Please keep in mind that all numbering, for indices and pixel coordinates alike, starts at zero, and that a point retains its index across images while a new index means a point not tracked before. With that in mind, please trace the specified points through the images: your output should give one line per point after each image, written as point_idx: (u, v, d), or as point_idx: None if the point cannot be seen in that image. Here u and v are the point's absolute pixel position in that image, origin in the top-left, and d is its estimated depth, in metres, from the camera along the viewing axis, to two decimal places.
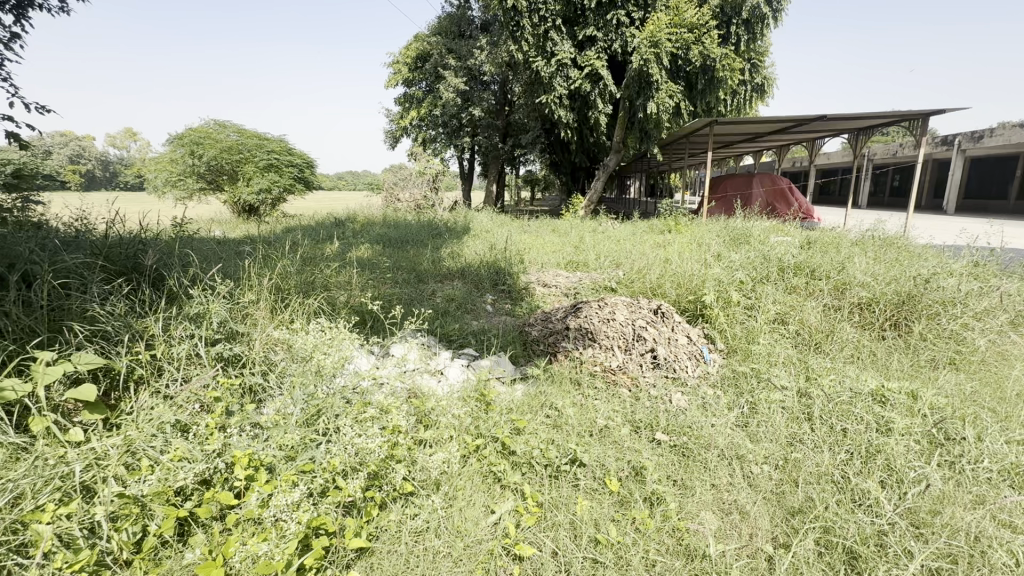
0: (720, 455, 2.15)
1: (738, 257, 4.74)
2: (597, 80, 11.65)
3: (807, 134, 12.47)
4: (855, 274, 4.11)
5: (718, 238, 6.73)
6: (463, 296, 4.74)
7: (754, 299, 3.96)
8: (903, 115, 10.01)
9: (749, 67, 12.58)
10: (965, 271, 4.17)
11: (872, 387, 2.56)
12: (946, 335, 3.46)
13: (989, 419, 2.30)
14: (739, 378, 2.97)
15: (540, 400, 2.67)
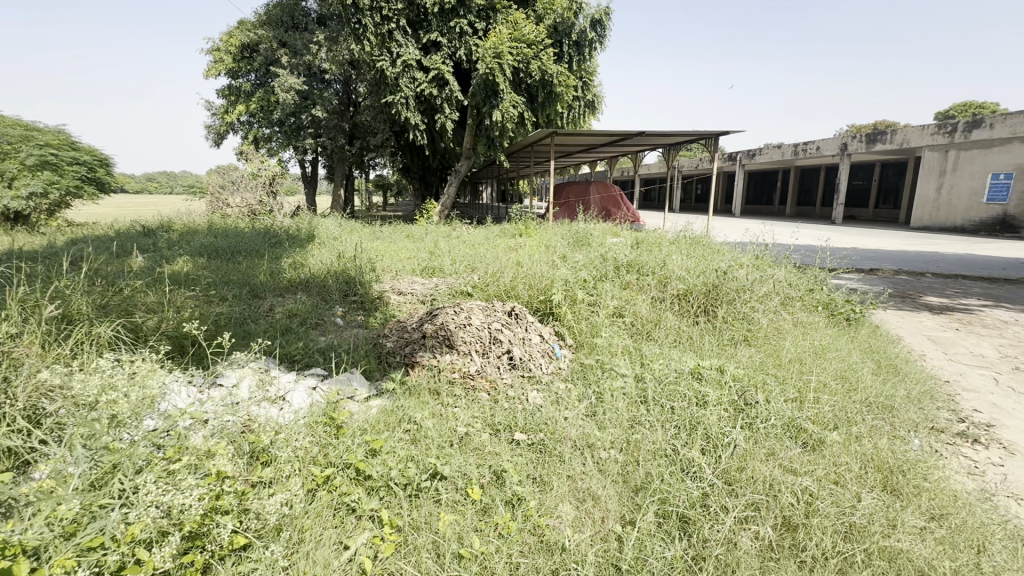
0: (573, 446, 2.28)
1: (581, 258, 5.16)
2: (442, 86, 11.73)
3: (631, 147, 14.16)
4: (673, 270, 4.76)
5: (563, 240, 7.27)
6: (308, 311, 4.33)
7: (596, 295, 4.33)
8: (700, 134, 11.96)
9: (581, 84, 13.85)
10: (749, 263, 5.11)
11: (690, 367, 2.97)
12: (740, 316, 4.19)
13: (773, 383, 2.82)
14: (587, 370, 3.21)
15: (397, 416, 2.54)
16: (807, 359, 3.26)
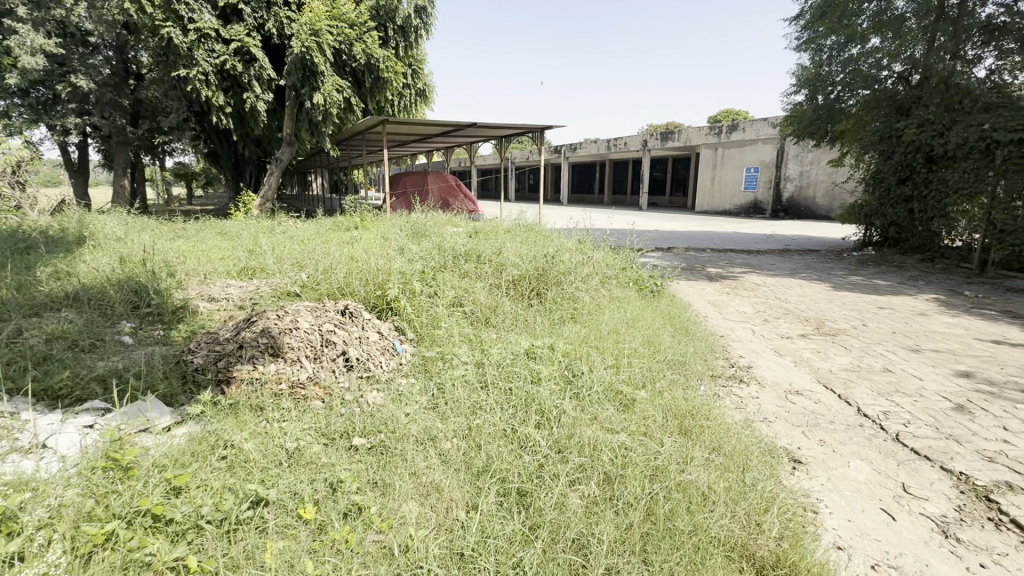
0: (415, 442, 2.24)
1: (418, 249, 5.09)
2: (249, 62, 10.40)
3: (465, 138, 14.38)
4: (508, 257, 4.98)
5: (401, 231, 7.08)
6: (80, 331, 3.48)
7: (435, 286, 4.31)
8: (527, 127, 12.71)
9: (410, 72, 13.56)
10: (574, 247, 5.62)
11: (526, 347, 3.16)
12: (567, 296, 4.58)
13: (595, 355, 3.15)
14: (428, 362, 3.18)
15: (210, 442, 2.20)
16: (621, 329, 3.72)
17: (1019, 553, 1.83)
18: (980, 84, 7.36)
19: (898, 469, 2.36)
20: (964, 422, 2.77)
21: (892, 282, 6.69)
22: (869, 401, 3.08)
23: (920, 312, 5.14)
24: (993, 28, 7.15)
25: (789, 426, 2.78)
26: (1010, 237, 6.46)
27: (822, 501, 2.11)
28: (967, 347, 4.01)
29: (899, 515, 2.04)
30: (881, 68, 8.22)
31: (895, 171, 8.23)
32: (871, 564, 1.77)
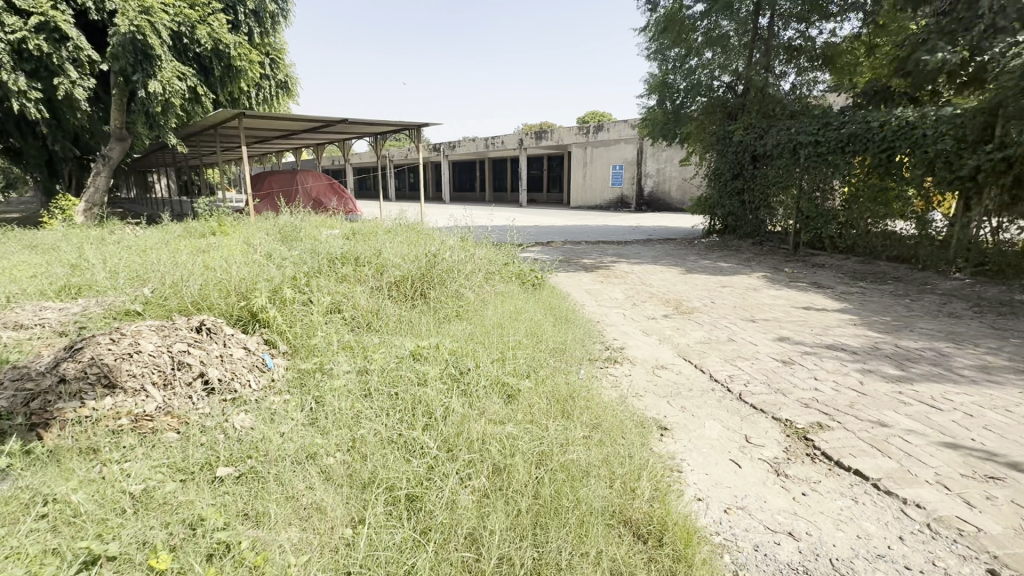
0: (291, 462, 2.07)
1: (288, 254, 4.70)
2: (59, 40, 8.65)
3: (335, 135, 13.59)
4: (389, 258, 4.82)
5: (268, 235, 6.48)
6: None
7: (309, 292, 4.01)
8: (402, 125, 12.40)
9: (268, 61, 12.41)
10: (456, 245, 5.62)
11: (410, 350, 3.08)
12: (451, 294, 4.58)
13: (481, 350, 3.19)
14: (305, 376, 2.96)
15: (23, 500, 1.81)
16: (505, 323, 3.81)
17: (828, 477, 2.24)
18: (788, 94, 9.02)
19: (742, 423, 2.76)
20: (788, 376, 3.33)
21: (732, 264, 7.74)
22: (719, 368, 3.54)
23: (753, 288, 6.04)
24: (795, 48, 8.87)
25: (657, 398, 3.10)
26: (813, 222, 7.85)
27: (685, 461, 2.38)
28: (788, 314, 4.81)
29: (743, 462, 2.38)
30: (714, 78, 9.50)
31: (730, 168, 9.56)
32: (724, 508, 2.04)
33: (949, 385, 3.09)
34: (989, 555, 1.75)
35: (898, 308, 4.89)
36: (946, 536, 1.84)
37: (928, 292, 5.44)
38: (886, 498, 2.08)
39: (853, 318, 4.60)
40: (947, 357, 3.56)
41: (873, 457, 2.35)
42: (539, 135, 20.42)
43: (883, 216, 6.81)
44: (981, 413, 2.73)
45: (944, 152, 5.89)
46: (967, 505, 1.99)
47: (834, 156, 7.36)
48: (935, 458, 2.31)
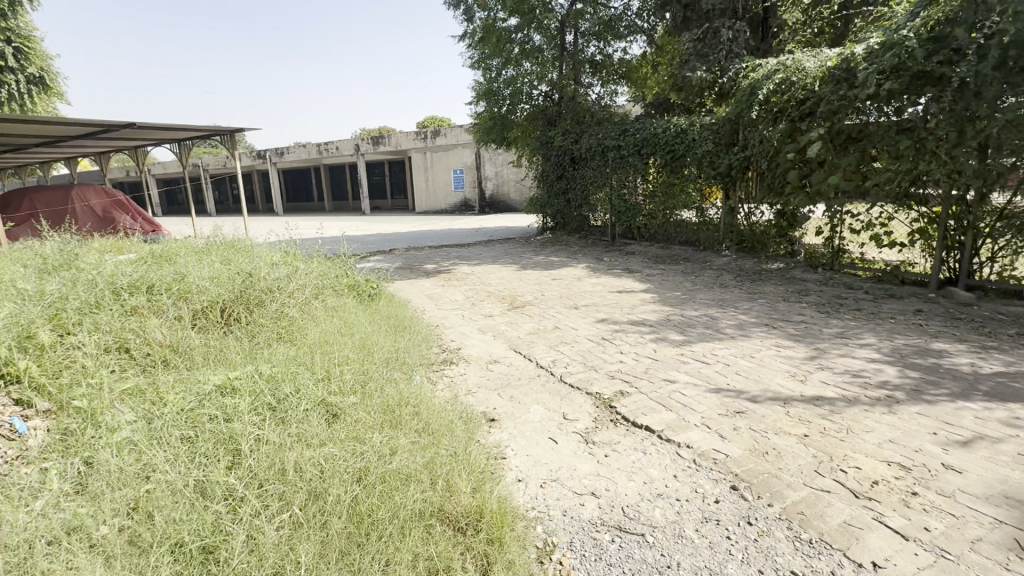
0: (44, 543, 1.70)
1: (50, 288, 3.84)
2: None
3: (122, 142, 11.47)
4: (194, 282, 4.24)
5: (26, 267, 5.21)
6: None
7: (82, 332, 3.34)
8: (209, 130, 10.98)
9: (10, 50, 9.93)
10: (278, 261, 5.18)
11: (216, 384, 2.75)
12: (273, 315, 4.21)
13: (303, 372, 2.99)
14: (73, 434, 2.45)
15: None
16: (333, 340, 3.63)
17: (625, 437, 2.60)
18: (595, 103, 10.08)
19: (560, 402, 3.05)
20: (600, 354, 3.77)
21: (562, 258, 8.46)
22: (544, 355, 3.86)
23: (578, 278, 6.69)
24: (597, 64, 9.98)
25: (488, 392, 3.26)
26: (624, 215, 8.97)
27: (509, 447, 2.55)
28: (604, 299, 5.43)
29: (559, 438, 2.63)
30: (533, 87, 10.21)
31: (554, 169, 10.42)
32: (540, 484, 2.24)
33: (715, 343, 3.81)
34: (732, 475, 2.20)
35: (686, 284, 5.87)
36: (705, 467, 2.28)
37: (707, 269, 6.60)
38: (666, 444, 2.49)
39: (653, 296, 5.40)
40: (716, 321, 4.39)
41: (658, 413, 2.79)
42: (376, 140, 19.89)
43: (673, 207, 8.06)
44: (735, 362, 3.42)
45: (706, 154, 7.23)
46: (721, 438, 2.48)
47: (633, 157, 8.52)
48: (702, 405, 2.83)
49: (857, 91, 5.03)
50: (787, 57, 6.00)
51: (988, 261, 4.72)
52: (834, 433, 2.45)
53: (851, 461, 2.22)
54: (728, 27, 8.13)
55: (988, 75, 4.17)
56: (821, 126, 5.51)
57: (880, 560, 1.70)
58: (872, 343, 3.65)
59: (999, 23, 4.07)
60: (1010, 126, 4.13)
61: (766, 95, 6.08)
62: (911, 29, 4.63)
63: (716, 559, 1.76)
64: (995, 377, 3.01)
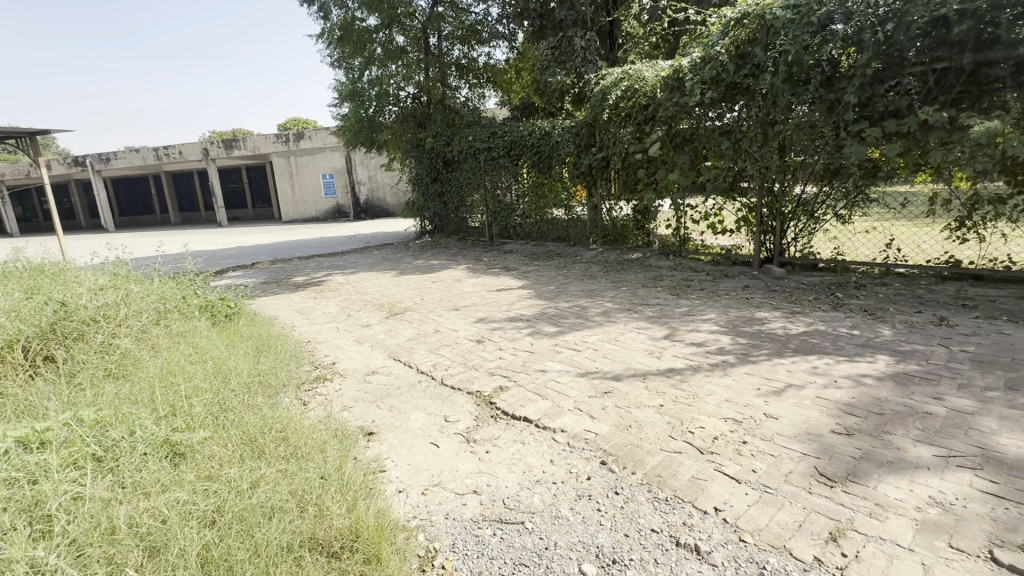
0: None
1: None
2: None
3: None
4: None
5: None
6: None
7: None
8: None
9: None
10: (104, 285, 4.41)
11: (17, 439, 2.26)
12: (99, 349, 3.57)
13: (140, 410, 2.58)
14: None
15: None
16: (179, 369, 3.19)
17: (505, 430, 2.67)
18: (463, 105, 10.13)
19: (442, 406, 3.02)
20: (480, 352, 3.82)
21: (441, 260, 8.41)
22: (425, 360, 3.80)
23: (457, 279, 6.70)
24: (463, 67, 10.08)
25: (366, 405, 3.12)
26: (500, 215, 9.20)
27: (388, 459, 2.47)
28: (483, 298, 5.51)
29: (441, 441, 2.61)
30: (399, 89, 9.97)
31: (428, 172, 10.32)
32: (422, 491, 2.19)
33: (585, 331, 4.08)
34: (602, 451, 2.38)
35: (559, 278, 6.19)
36: (578, 447, 2.43)
37: (578, 262, 7.04)
38: (543, 432, 2.61)
39: (529, 292, 5.61)
40: (586, 310, 4.70)
41: (536, 403, 2.90)
42: (228, 144, 17.95)
43: (544, 207, 8.45)
44: (603, 346, 3.70)
45: (569, 155, 7.71)
46: (591, 418, 2.67)
47: (503, 159, 8.77)
48: (574, 390, 3.01)
49: (686, 98, 5.74)
50: (630, 67, 6.63)
51: (793, 241, 5.67)
52: (684, 400, 2.77)
53: (697, 423, 2.53)
54: (581, 35, 8.89)
55: (780, 86, 5.01)
56: (661, 129, 6.21)
57: (720, 504, 1.96)
58: (712, 318, 4.19)
59: (783, 44, 4.89)
60: (799, 129, 5.05)
61: (615, 101, 6.67)
62: (722, 46, 5.37)
63: (589, 532, 1.89)
64: (800, 336, 3.64)
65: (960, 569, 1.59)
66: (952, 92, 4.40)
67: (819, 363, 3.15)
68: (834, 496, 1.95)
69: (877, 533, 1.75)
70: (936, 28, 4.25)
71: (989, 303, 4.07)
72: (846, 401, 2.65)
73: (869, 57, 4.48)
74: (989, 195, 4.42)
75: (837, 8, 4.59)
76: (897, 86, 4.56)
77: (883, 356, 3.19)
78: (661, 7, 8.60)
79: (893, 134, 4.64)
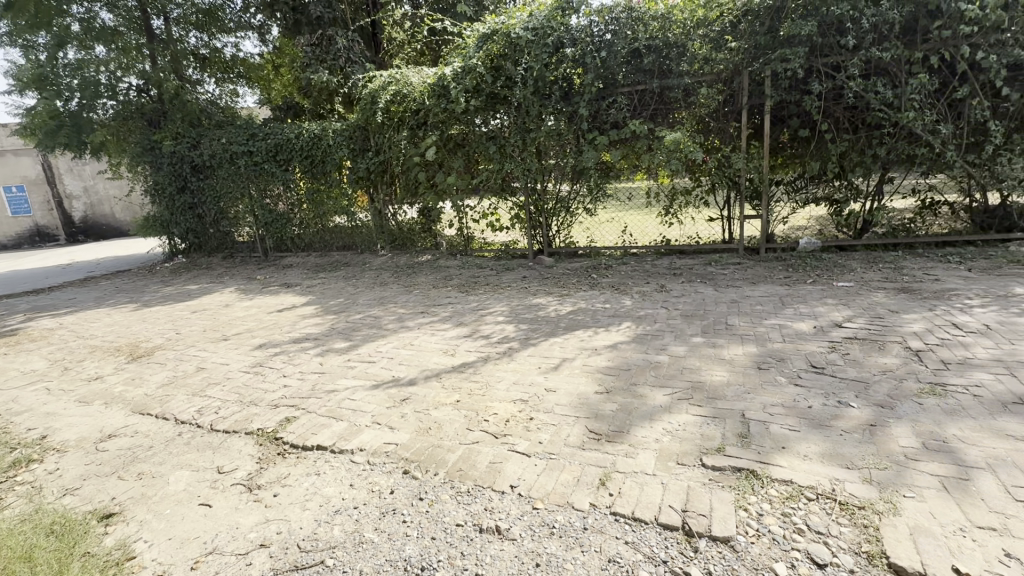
0: None
1: None
2: None
3: None
4: None
5: None
6: None
7: None
8: None
9: None
10: None
11: None
12: None
13: None
14: None
15: None
16: None
17: (296, 467, 2.40)
18: (209, 103, 8.69)
19: (212, 457, 2.56)
20: (259, 384, 3.36)
21: (201, 284, 7.11)
22: (185, 407, 3.16)
23: (225, 304, 5.77)
24: (204, 58, 8.63)
25: (99, 480, 2.43)
26: (273, 225, 8.22)
27: (139, 541, 1.98)
28: (259, 322, 4.85)
29: (214, 499, 2.21)
30: (117, 80, 7.99)
31: (170, 180, 8.57)
32: (191, 566, 1.82)
33: (379, 341, 3.96)
34: (404, 460, 2.34)
35: (348, 289, 5.87)
36: (378, 463, 2.34)
37: (367, 270, 6.79)
38: (340, 457, 2.43)
39: (315, 308, 5.17)
40: (378, 319, 4.56)
41: (329, 427, 2.69)
42: None
43: (324, 215, 7.86)
44: (398, 353, 3.65)
45: (344, 159, 7.34)
46: (391, 430, 2.60)
47: (267, 164, 7.86)
48: (370, 404, 2.89)
49: (452, 105, 6.02)
50: (396, 71, 6.62)
51: (556, 233, 6.51)
52: (478, 391, 2.93)
53: (491, 410, 2.70)
54: (342, 35, 8.55)
55: (530, 98, 5.71)
56: (435, 133, 6.40)
57: (515, 481, 2.13)
58: (498, 309, 4.54)
59: (527, 61, 5.57)
60: (549, 136, 5.87)
61: (385, 104, 6.59)
62: (478, 58, 5.78)
63: (396, 548, 1.84)
64: (568, 315, 4.21)
65: (685, 479, 2.05)
66: (649, 109, 5.57)
67: (583, 336, 3.70)
68: (601, 448, 2.31)
69: (632, 469, 2.14)
70: (634, 58, 5.43)
71: (690, 270, 5.35)
72: (605, 364, 3.18)
73: (593, 78, 5.43)
74: (681, 188, 5.76)
75: (565, 34, 5.43)
76: (612, 102, 5.64)
77: (627, 323, 3.92)
78: (420, 15, 8.83)
79: (616, 141, 5.75)
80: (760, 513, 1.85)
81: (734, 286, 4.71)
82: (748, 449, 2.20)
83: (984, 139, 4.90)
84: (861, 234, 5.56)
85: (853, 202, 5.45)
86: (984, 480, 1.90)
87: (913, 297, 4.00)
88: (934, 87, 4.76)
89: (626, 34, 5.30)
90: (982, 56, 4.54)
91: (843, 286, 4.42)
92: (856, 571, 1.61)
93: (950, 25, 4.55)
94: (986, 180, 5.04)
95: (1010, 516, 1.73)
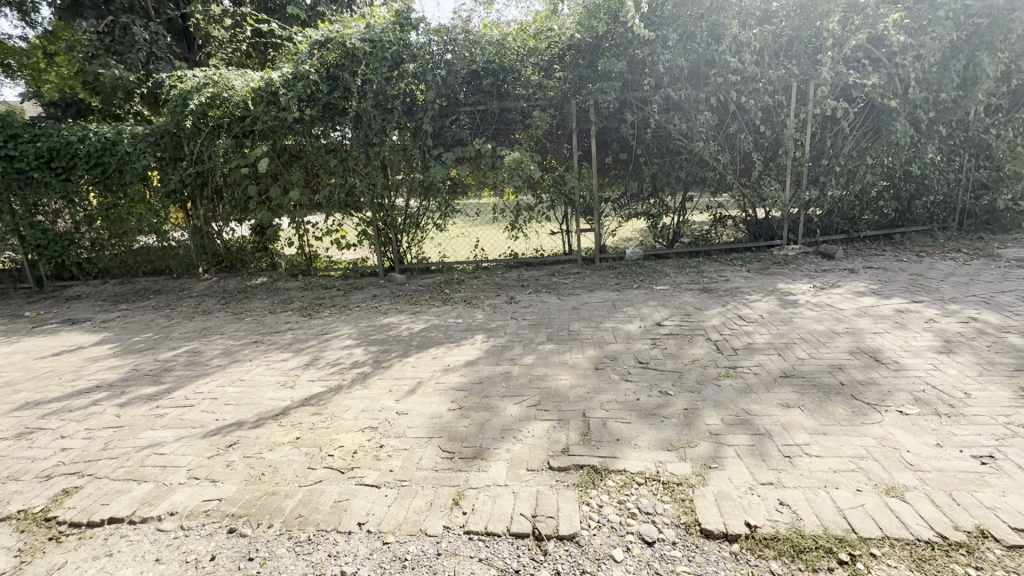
0: None
1: None
2: None
3: None
4: None
5: None
6: None
7: None
8: None
9: None
10: None
11: None
12: None
13: None
14: None
15: None
16: None
17: (77, 551, 1.91)
18: None
19: None
20: (22, 453, 2.62)
21: None
22: None
23: None
24: None
25: None
26: (48, 248, 6.58)
27: None
28: (26, 371, 3.83)
29: None
30: None
31: None
32: None
33: (199, 380, 3.40)
34: (229, 517, 2.02)
35: (159, 321, 4.97)
36: (195, 526, 1.99)
37: (186, 298, 5.85)
38: (142, 527, 2.01)
39: (111, 348, 4.25)
40: (199, 355, 3.92)
41: (127, 493, 2.21)
42: None
43: (124, 234, 6.58)
44: (224, 392, 3.17)
45: (150, 169, 6.22)
46: (213, 483, 2.23)
47: (38, 172, 6.22)
48: (186, 456, 2.45)
49: (284, 114, 5.54)
50: (213, 72, 5.91)
51: (407, 249, 6.36)
52: (321, 425, 2.69)
53: (336, 444, 2.49)
54: (142, 24, 7.37)
55: (370, 111, 5.55)
56: (264, 143, 5.82)
57: (363, 517, 1.98)
58: (345, 332, 4.26)
59: (366, 73, 5.41)
60: (394, 151, 5.75)
61: (200, 107, 5.78)
62: (311, 65, 5.44)
63: None
64: (421, 333, 4.12)
65: (534, 484, 2.13)
66: (490, 128, 5.82)
67: (437, 353, 3.66)
68: (455, 466, 2.28)
69: (484, 483, 2.15)
70: (472, 79, 5.67)
71: (536, 282, 5.67)
72: (458, 381, 3.18)
73: (434, 94, 5.51)
74: (525, 205, 6.08)
75: (404, 49, 5.43)
76: (456, 119, 5.77)
77: (480, 336, 3.98)
78: (242, 13, 8.05)
79: (462, 158, 5.86)
80: (600, 504, 2.00)
81: (574, 293, 5.12)
82: (588, 446, 2.38)
83: (751, 167, 6.12)
84: (671, 244, 6.48)
85: (664, 216, 6.34)
86: (766, 444, 2.32)
87: (712, 296, 4.78)
88: (715, 122, 5.82)
89: (464, 55, 5.50)
90: (745, 100, 5.69)
91: (661, 289, 5.10)
92: (677, 542, 1.83)
93: (722, 73, 5.62)
94: (755, 199, 6.26)
95: (783, 470, 2.13)
